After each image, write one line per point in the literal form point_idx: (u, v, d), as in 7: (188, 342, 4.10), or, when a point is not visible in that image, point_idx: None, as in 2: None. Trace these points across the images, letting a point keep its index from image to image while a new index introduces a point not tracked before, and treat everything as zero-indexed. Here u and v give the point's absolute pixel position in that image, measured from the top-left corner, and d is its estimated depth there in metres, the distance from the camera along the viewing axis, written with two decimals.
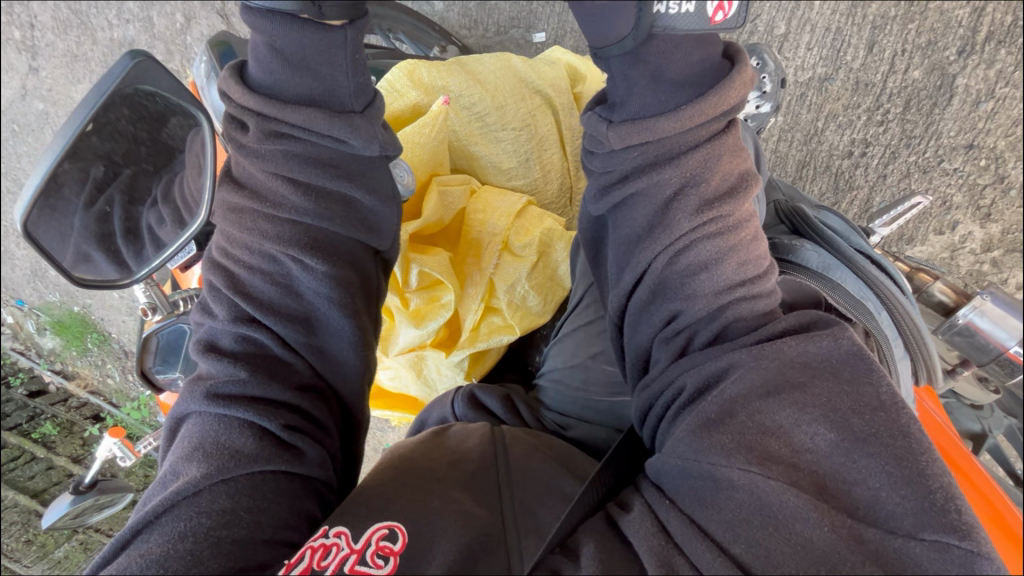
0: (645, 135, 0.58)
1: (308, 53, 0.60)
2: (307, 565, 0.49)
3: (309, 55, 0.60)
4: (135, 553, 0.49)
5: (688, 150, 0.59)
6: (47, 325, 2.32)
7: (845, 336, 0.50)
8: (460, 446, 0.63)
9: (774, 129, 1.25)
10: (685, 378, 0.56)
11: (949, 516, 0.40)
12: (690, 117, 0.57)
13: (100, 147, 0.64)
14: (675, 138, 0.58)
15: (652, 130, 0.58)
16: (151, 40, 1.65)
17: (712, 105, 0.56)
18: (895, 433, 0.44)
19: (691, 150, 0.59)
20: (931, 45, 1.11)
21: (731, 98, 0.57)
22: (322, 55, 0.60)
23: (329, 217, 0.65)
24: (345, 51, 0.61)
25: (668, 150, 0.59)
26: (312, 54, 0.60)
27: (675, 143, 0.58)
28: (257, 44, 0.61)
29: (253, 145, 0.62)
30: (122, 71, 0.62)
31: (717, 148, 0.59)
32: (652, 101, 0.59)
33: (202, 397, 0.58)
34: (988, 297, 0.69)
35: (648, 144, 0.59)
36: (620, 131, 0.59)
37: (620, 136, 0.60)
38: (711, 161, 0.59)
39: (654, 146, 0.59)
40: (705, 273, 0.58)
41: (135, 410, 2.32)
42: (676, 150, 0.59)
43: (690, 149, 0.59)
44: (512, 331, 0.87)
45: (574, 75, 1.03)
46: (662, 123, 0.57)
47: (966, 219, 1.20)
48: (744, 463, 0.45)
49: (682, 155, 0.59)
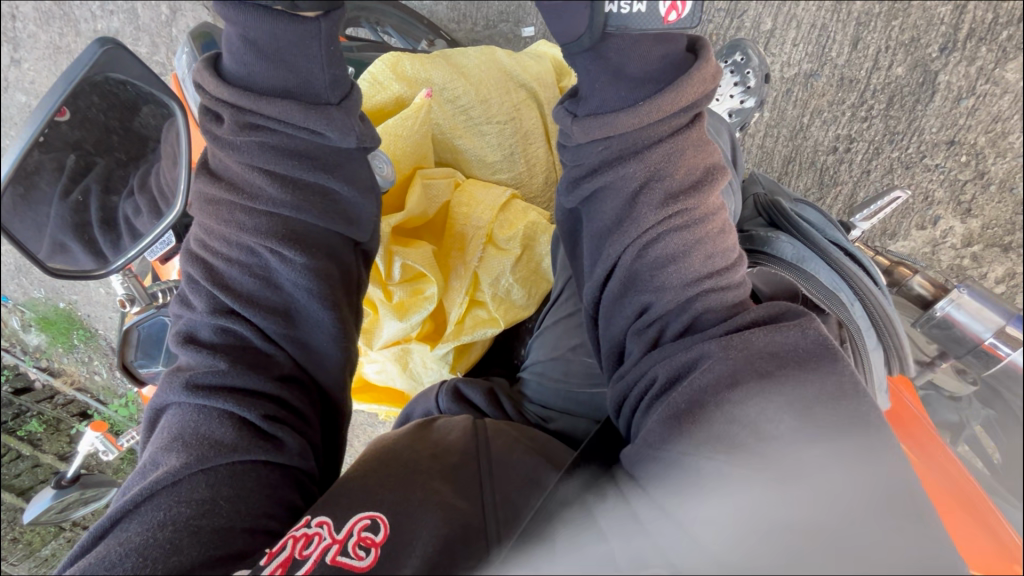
0: (607, 131, 0.59)
1: (281, 44, 0.60)
2: (289, 554, 0.49)
3: (282, 46, 0.60)
4: (115, 541, 0.49)
5: (652, 144, 0.59)
6: (32, 321, 2.29)
7: (812, 326, 0.52)
8: (443, 438, 0.64)
9: (760, 125, 1.26)
10: (657, 369, 0.56)
11: (902, 500, 0.42)
12: (647, 114, 0.57)
13: (69, 136, 0.62)
14: (635, 134, 0.59)
15: (613, 126, 0.59)
16: (136, 32, 1.62)
17: (669, 101, 0.57)
18: (858, 422, 0.46)
19: (655, 144, 0.59)
20: (914, 42, 1.12)
21: (688, 95, 0.57)
22: (296, 47, 0.60)
23: (307, 208, 0.65)
24: (320, 42, 0.61)
25: (632, 145, 0.60)
26: (286, 46, 0.60)
27: (636, 138, 0.59)
28: (230, 36, 0.60)
29: (228, 137, 0.62)
30: (92, 57, 0.60)
31: (680, 143, 0.59)
32: (614, 96, 0.59)
33: (181, 388, 0.58)
34: (965, 291, 0.70)
35: (611, 138, 0.60)
36: (583, 125, 0.60)
37: (584, 130, 0.61)
38: (673, 156, 0.59)
39: (618, 141, 0.60)
40: (673, 265, 0.59)
41: (123, 407, 2.30)
42: (639, 145, 0.60)
43: (653, 143, 0.59)
44: (496, 325, 0.87)
45: (560, 70, 1.03)
46: (622, 119, 0.58)
47: (947, 214, 1.22)
48: (712, 452, 0.47)
49: (646, 149, 0.59)
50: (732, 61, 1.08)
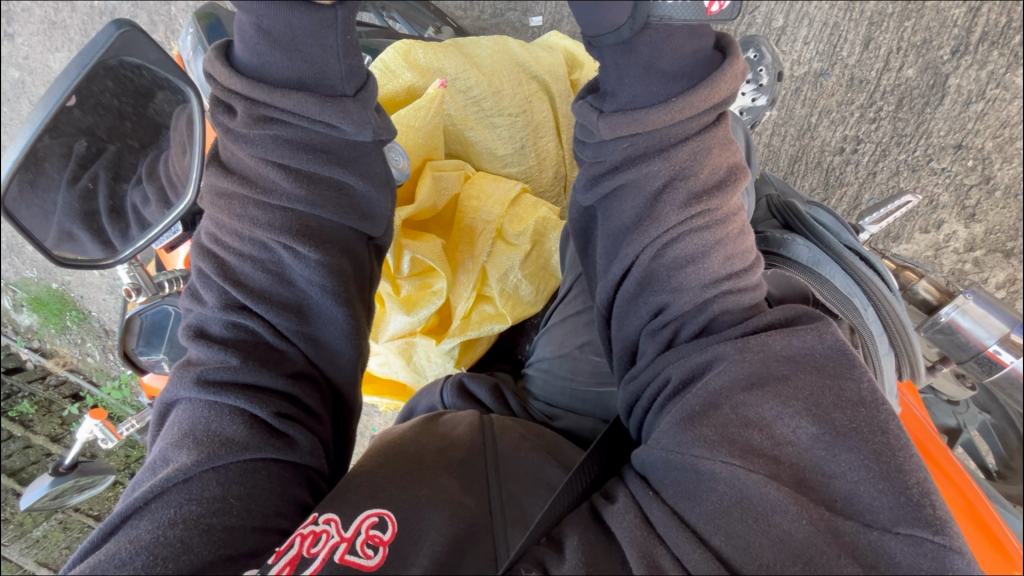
0: (635, 127, 0.58)
1: (296, 33, 0.58)
2: (297, 552, 0.48)
3: (297, 36, 0.58)
4: (125, 539, 0.48)
5: (678, 143, 0.58)
6: (24, 301, 2.26)
7: (830, 331, 0.51)
8: (449, 433, 0.63)
9: (768, 123, 1.25)
10: (670, 370, 0.56)
11: (924, 510, 0.41)
12: (681, 109, 0.56)
13: (82, 122, 0.59)
14: (663, 131, 0.58)
15: (642, 122, 0.57)
16: (134, 10, 1.58)
17: (701, 98, 0.56)
18: (874, 428, 0.45)
19: (681, 142, 0.58)
20: (926, 44, 1.11)
21: (722, 91, 0.56)
22: (311, 36, 0.58)
23: (322, 204, 0.64)
24: (337, 31, 0.59)
25: (657, 143, 0.59)
26: (302, 35, 0.58)
27: (664, 136, 0.58)
28: (243, 23, 0.58)
29: (242, 130, 0.61)
30: (108, 40, 0.57)
31: (706, 142, 0.58)
32: (643, 92, 0.58)
33: (192, 383, 0.57)
34: (971, 297, 0.70)
35: (637, 136, 0.59)
36: (610, 121, 0.59)
37: (611, 127, 0.59)
38: (699, 154, 0.58)
39: (644, 138, 0.59)
40: (691, 266, 0.59)
41: (116, 389, 2.27)
42: (666, 143, 0.59)
43: (679, 142, 0.58)
44: (503, 320, 0.86)
45: (572, 61, 1.01)
46: (652, 115, 0.57)
47: (951, 219, 1.22)
48: (726, 456, 0.46)
49: (673, 146, 0.58)
50: (745, 58, 1.06)
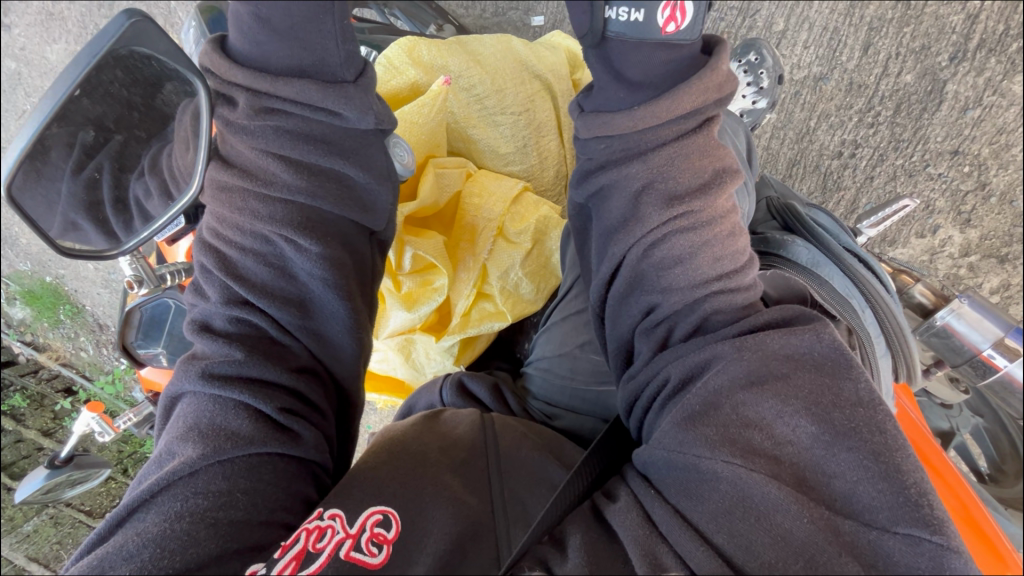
0: (604, 130, 0.60)
1: (294, 20, 0.58)
2: (303, 547, 0.48)
3: (295, 22, 0.58)
4: (132, 532, 0.48)
5: (654, 148, 0.59)
6: (17, 294, 2.24)
7: (828, 331, 0.51)
8: (449, 431, 0.63)
9: (767, 126, 1.26)
10: (669, 370, 0.56)
11: (922, 510, 0.41)
12: (642, 118, 0.57)
13: (91, 111, 0.58)
14: (634, 136, 0.59)
15: (609, 126, 0.59)
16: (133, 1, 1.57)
17: (664, 108, 0.57)
18: (873, 428, 0.45)
19: (659, 147, 0.59)
20: (925, 50, 1.12)
21: (686, 102, 0.57)
22: (311, 23, 0.59)
23: (322, 196, 0.64)
24: (333, 18, 0.60)
25: (633, 146, 0.60)
26: (301, 22, 0.58)
27: (636, 140, 0.59)
28: (239, 12, 0.58)
29: (242, 121, 0.61)
30: (118, 30, 0.55)
31: (685, 148, 0.58)
32: (614, 98, 0.60)
33: (197, 377, 0.57)
34: (965, 300, 0.70)
35: (611, 138, 0.60)
36: (585, 121, 0.61)
37: (586, 126, 0.61)
38: (677, 160, 0.59)
39: (619, 142, 0.60)
40: (679, 267, 0.59)
41: (109, 384, 2.26)
42: (642, 147, 0.59)
43: (657, 146, 0.59)
44: (504, 318, 0.87)
45: (574, 61, 1.01)
46: (616, 120, 0.59)
47: (947, 224, 1.23)
48: (727, 455, 0.46)
49: (650, 151, 0.59)
50: (746, 61, 1.06)
